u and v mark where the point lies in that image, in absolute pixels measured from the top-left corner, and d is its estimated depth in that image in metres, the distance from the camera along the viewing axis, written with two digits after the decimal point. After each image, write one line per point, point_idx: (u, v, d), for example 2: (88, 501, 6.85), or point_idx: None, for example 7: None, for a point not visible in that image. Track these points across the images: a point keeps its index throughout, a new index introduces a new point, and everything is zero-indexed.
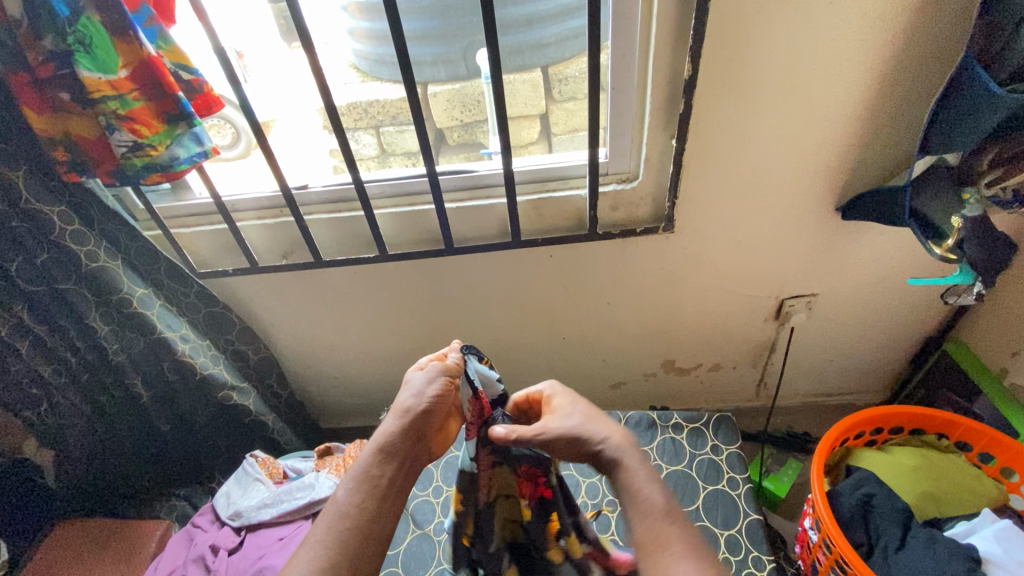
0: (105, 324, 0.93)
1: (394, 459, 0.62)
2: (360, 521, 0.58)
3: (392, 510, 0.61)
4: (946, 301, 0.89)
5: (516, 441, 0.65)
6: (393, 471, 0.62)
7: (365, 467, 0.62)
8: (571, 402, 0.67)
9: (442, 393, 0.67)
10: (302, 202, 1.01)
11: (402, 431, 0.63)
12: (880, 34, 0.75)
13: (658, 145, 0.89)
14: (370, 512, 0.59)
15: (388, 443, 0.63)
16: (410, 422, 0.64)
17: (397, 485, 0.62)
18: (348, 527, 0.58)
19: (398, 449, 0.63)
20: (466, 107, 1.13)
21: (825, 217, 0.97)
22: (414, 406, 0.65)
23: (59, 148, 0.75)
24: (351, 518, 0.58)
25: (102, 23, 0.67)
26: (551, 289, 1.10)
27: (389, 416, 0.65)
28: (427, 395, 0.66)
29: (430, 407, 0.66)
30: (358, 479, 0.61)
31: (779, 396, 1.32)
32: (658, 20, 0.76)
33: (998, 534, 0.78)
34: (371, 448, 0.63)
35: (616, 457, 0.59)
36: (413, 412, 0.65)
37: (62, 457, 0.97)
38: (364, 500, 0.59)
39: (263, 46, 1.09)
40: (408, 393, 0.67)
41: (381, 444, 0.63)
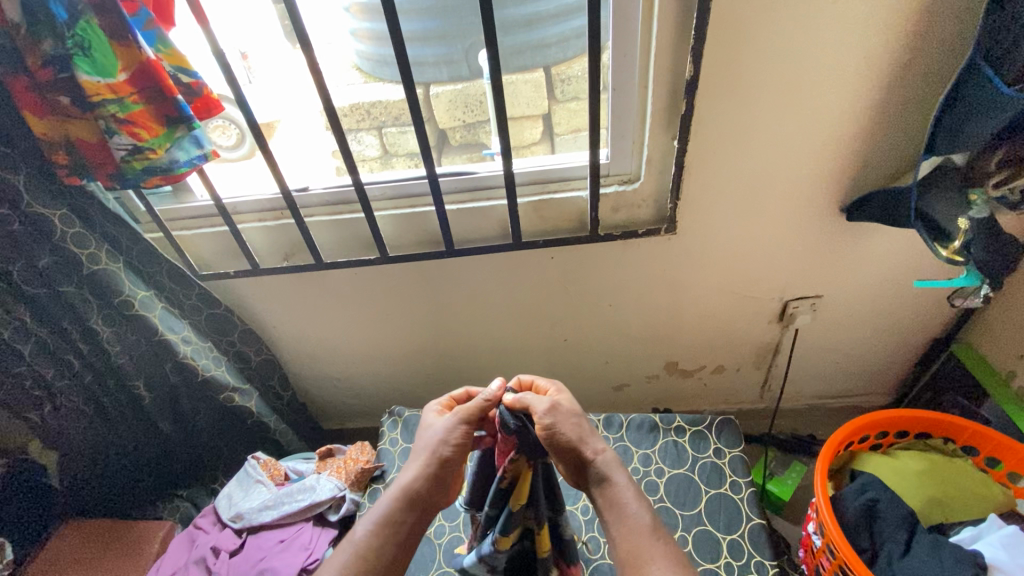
0: (107, 327, 0.93)
1: (416, 505, 0.63)
2: (376, 565, 0.60)
3: (407, 554, 0.62)
4: (953, 304, 0.88)
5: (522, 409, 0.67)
6: (413, 517, 0.63)
7: (387, 511, 0.63)
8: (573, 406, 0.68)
9: (466, 438, 0.67)
10: (303, 204, 1.01)
11: (426, 478, 0.64)
12: (885, 33, 0.74)
13: (660, 147, 0.88)
14: (385, 557, 0.60)
15: (412, 489, 0.64)
16: (434, 469, 0.65)
17: (415, 532, 0.63)
18: (364, 569, 0.59)
19: (420, 496, 0.64)
20: (469, 107, 1.15)
21: (829, 218, 0.96)
22: (439, 452, 0.66)
23: (59, 152, 0.76)
24: (369, 563, 0.59)
25: (100, 26, 0.67)
26: (552, 291, 1.10)
27: (415, 461, 0.66)
28: (452, 441, 0.66)
29: (454, 451, 0.66)
30: (380, 523, 0.62)
31: (784, 398, 1.31)
32: (659, 21, 0.75)
33: (1005, 541, 0.76)
34: (394, 493, 0.64)
35: (606, 475, 0.62)
36: (437, 457, 0.65)
37: (65, 457, 0.98)
38: (383, 544, 0.61)
39: (268, 47, 1.09)
40: (434, 436, 0.67)
41: (404, 488, 0.64)
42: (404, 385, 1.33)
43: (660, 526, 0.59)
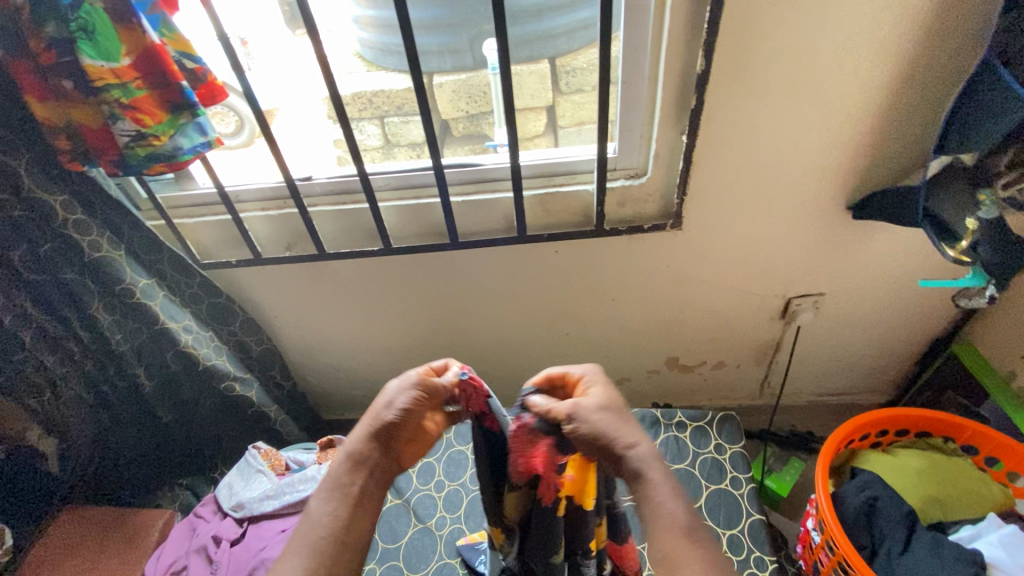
0: (107, 315, 0.92)
1: (364, 467, 0.62)
2: (332, 528, 0.58)
3: (365, 519, 0.60)
4: (957, 303, 0.87)
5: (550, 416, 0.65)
6: (362, 480, 0.61)
7: (335, 476, 0.61)
8: (603, 394, 0.64)
9: (412, 403, 0.65)
10: (306, 194, 1.00)
11: (370, 440, 0.63)
12: (899, 30, 0.73)
13: (667, 141, 0.87)
14: (342, 536, 0.58)
15: (361, 452, 0.62)
16: (377, 431, 0.63)
17: (365, 496, 0.61)
18: (324, 535, 0.57)
19: (368, 458, 0.62)
20: (472, 98, 1.13)
21: (835, 216, 0.95)
22: (382, 416, 0.64)
23: (61, 136, 0.75)
24: (325, 531, 0.57)
25: (104, 10, 0.66)
26: (556, 285, 1.10)
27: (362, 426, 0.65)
28: (397, 407, 0.64)
29: (398, 417, 0.64)
30: (330, 488, 0.60)
31: (783, 395, 1.32)
32: (671, 14, 0.74)
33: (1003, 540, 0.78)
34: (341, 457, 0.63)
35: (639, 469, 0.57)
36: (380, 422, 0.64)
37: (65, 444, 0.97)
38: (337, 508, 0.59)
39: (267, 34, 1.08)
40: (378, 403, 0.66)
41: (350, 454, 0.62)
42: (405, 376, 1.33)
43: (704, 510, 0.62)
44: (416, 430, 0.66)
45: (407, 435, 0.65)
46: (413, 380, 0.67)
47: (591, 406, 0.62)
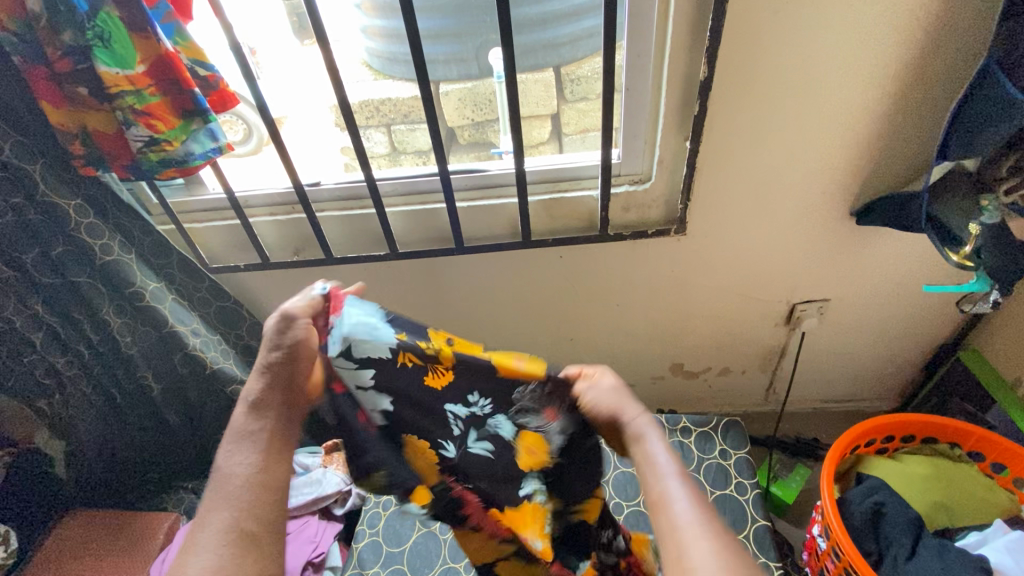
0: (117, 317, 0.93)
1: (265, 414, 0.56)
2: (257, 485, 0.52)
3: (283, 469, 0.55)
4: (962, 309, 0.87)
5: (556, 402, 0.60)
6: (268, 424, 0.55)
7: (239, 428, 0.55)
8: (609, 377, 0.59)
9: (295, 338, 0.58)
10: (314, 199, 1.01)
11: (266, 386, 0.57)
12: (900, 37, 0.74)
13: (671, 147, 0.88)
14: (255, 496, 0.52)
15: (263, 392, 0.56)
16: (269, 375, 0.57)
17: (279, 444, 0.55)
18: (240, 486, 0.52)
19: (266, 401, 0.56)
20: (478, 106, 1.14)
21: (839, 222, 0.96)
22: (267, 359, 0.57)
23: (76, 142, 0.76)
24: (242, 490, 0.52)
25: (120, 18, 0.67)
26: (560, 290, 1.10)
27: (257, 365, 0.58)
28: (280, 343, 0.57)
29: (289, 355, 0.57)
30: (235, 441, 0.54)
31: (788, 401, 1.32)
32: (674, 21, 0.75)
33: (1009, 546, 0.77)
34: (240, 406, 0.56)
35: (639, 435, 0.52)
36: (271, 364, 0.57)
37: (73, 446, 0.98)
38: (250, 460, 0.53)
39: (274, 44, 1.11)
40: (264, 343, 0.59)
41: (248, 403, 0.56)
42: None
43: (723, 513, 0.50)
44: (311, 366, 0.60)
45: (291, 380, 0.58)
46: (293, 313, 0.59)
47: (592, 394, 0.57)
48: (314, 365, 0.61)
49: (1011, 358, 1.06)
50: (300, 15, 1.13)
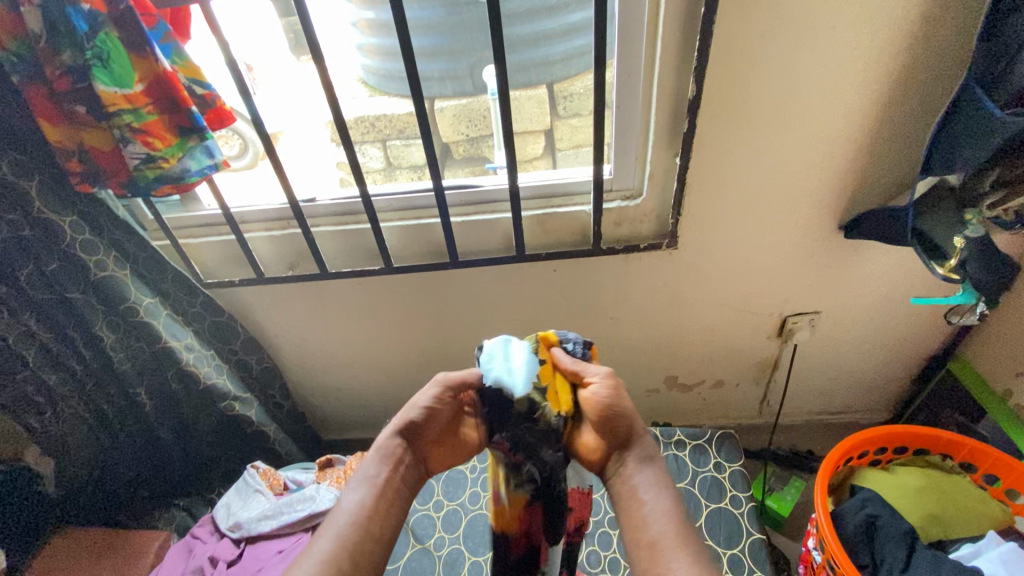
0: (111, 333, 0.93)
1: (391, 461, 0.62)
2: (361, 523, 0.58)
3: (387, 515, 0.59)
4: (948, 320, 0.89)
5: (574, 372, 0.66)
6: (388, 473, 0.61)
7: (364, 469, 0.62)
8: (615, 389, 0.64)
9: (432, 407, 0.64)
10: (309, 215, 1.02)
11: (396, 435, 0.64)
12: (880, 57, 0.76)
13: (662, 163, 0.90)
14: (372, 511, 0.59)
15: (418, 417, 0.64)
16: (403, 427, 0.64)
17: (391, 500, 0.60)
18: (350, 525, 0.57)
19: (396, 453, 0.63)
20: (472, 122, 1.16)
21: (828, 235, 0.97)
22: (407, 417, 0.64)
23: (72, 159, 0.77)
24: (355, 521, 0.58)
25: (119, 39, 0.69)
26: (554, 304, 1.11)
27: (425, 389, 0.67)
28: (420, 403, 0.65)
29: (422, 418, 0.64)
30: (359, 480, 0.61)
31: (782, 413, 1.32)
32: (663, 42, 0.77)
33: (1003, 557, 0.77)
34: (371, 451, 0.63)
35: (649, 455, 0.62)
36: (410, 421, 0.64)
37: (64, 463, 0.96)
38: (365, 500, 0.59)
39: (275, 61, 1.15)
40: (408, 404, 0.66)
41: (379, 447, 0.63)
42: (404, 395, 1.33)
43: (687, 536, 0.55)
44: (441, 433, 0.66)
45: (439, 430, 0.66)
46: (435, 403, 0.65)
47: (606, 398, 0.63)
48: (435, 439, 0.66)
49: (999, 367, 1.06)
50: (297, 31, 1.15)
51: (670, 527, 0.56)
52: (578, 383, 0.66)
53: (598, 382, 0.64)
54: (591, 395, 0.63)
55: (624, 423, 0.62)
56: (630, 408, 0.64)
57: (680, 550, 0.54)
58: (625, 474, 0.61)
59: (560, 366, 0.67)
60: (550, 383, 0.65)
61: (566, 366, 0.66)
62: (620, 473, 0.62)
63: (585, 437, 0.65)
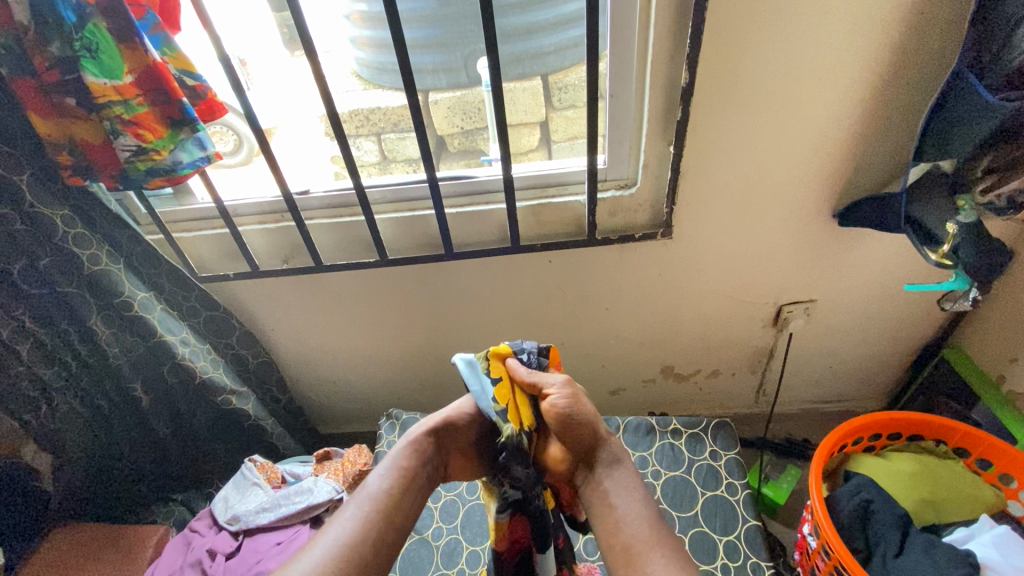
0: (106, 328, 0.93)
1: (422, 456, 0.66)
2: (388, 503, 0.60)
3: (411, 505, 0.61)
4: (942, 307, 0.88)
5: (532, 384, 0.69)
6: (417, 466, 0.64)
7: (395, 458, 0.65)
8: (575, 397, 0.67)
9: (469, 417, 0.71)
10: (303, 207, 1.02)
11: (431, 434, 0.68)
12: (872, 43, 0.76)
13: (656, 152, 0.89)
14: (397, 496, 0.61)
15: (452, 420, 0.70)
16: (438, 428, 0.69)
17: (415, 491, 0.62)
18: (377, 507, 0.59)
19: (427, 449, 0.66)
20: (467, 115, 1.15)
21: (822, 223, 0.97)
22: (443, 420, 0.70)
23: (63, 153, 0.76)
24: (382, 502, 0.60)
25: (108, 30, 0.68)
26: (550, 295, 1.11)
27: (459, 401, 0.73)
28: (458, 410, 0.71)
29: (458, 424, 0.70)
30: (391, 467, 0.63)
31: (778, 402, 1.33)
32: (656, 29, 0.76)
33: (996, 539, 0.78)
34: (403, 443, 0.67)
35: (618, 458, 0.64)
36: (445, 424, 0.69)
37: (61, 460, 0.96)
38: (393, 486, 0.61)
39: (268, 55, 1.11)
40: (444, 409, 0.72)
41: (410, 440, 0.67)
42: (401, 388, 1.33)
43: (661, 532, 0.57)
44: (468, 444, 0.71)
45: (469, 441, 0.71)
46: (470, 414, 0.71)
47: (565, 405, 0.66)
48: (460, 449, 0.70)
49: (992, 353, 1.07)
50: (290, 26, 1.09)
51: (644, 526, 0.57)
52: (537, 395, 0.69)
53: (555, 392, 0.67)
54: (550, 404, 0.67)
55: (589, 429, 0.65)
56: (589, 413, 0.67)
57: (656, 550, 0.55)
58: (595, 479, 0.63)
59: (518, 379, 0.70)
60: (510, 400, 0.69)
61: (525, 379, 0.70)
62: (589, 479, 0.64)
63: (552, 448, 0.69)
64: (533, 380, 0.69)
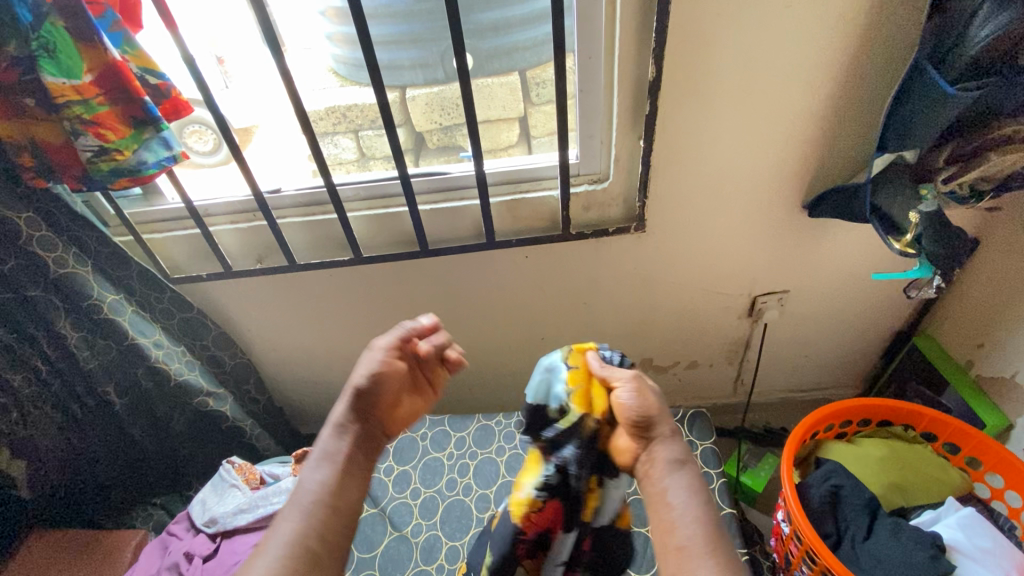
0: (75, 331, 0.92)
1: (348, 435, 0.64)
2: (325, 496, 0.60)
3: (353, 486, 0.62)
4: (907, 295, 0.90)
5: (603, 376, 0.69)
6: (348, 445, 0.64)
7: (323, 447, 0.64)
8: (644, 394, 0.65)
9: (383, 370, 0.67)
10: (275, 206, 1.01)
11: (350, 410, 0.66)
12: (834, 36, 0.77)
13: (626, 146, 0.90)
14: (332, 485, 0.61)
15: (367, 384, 0.67)
16: (354, 400, 0.66)
17: (352, 469, 0.63)
18: (315, 502, 0.59)
19: (353, 425, 0.65)
20: (446, 111, 1.14)
21: (793, 214, 0.98)
22: (355, 387, 0.67)
23: (24, 154, 0.75)
24: (320, 495, 0.60)
25: (66, 29, 0.67)
26: (527, 290, 1.11)
27: (364, 360, 0.69)
28: (365, 371, 0.67)
29: (370, 385, 0.66)
30: (320, 459, 0.63)
31: (756, 392, 1.34)
32: (621, 24, 0.77)
33: (961, 522, 0.80)
34: (327, 429, 0.65)
35: (677, 458, 0.62)
36: (358, 391, 0.66)
37: (35, 466, 0.95)
38: (326, 476, 0.61)
39: (245, 49, 1.08)
40: (356, 373, 0.68)
41: (335, 424, 0.65)
42: None
43: (718, 539, 0.55)
44: (395, 396, 0.68)
45: (393, 393, 0.68)
46: (386, 361, 0.68)
47: (630, 401, 0.65)
48: (387, 404, 0.68)
49: (962, 340, 1.09)
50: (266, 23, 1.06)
51: (701, 532, 0.55)
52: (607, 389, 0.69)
53: (624, 386, 0.66)
54: (618, 399, 0.66)
55: (654, 426, 0.63)
56: (656, 410, 0.65)
57: (711, 556, 0.53)
58: (654, 476, 0.61)
59: (591, 372, 0.70)
60: (579, 386, 0.69)
61: (596, 371, 0.70)
62: (648, 474, 0.62)
63: (619, 440, 0.66)
64: (605, 372, 0.69)
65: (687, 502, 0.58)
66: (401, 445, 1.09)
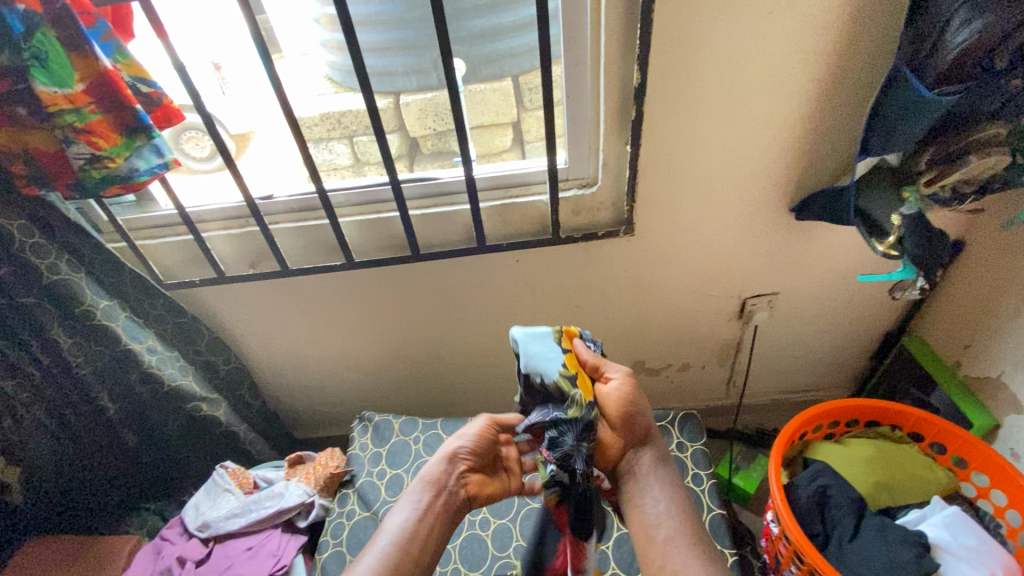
0: (68, 337, 0.92)
1: (434, 488, 0.74)
2: (411, 546, 0.69)
3: (431, 538, 0.71)
4: (893, 297, 0.90)
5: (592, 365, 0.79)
6: (437, 499, 0.74)
7: (412, 495, 0.74)
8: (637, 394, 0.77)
9: (482, 434, 0.81)
10: (267, 212, 1.02)
11: (443, 464, 0.76)
12: (815, 42, 0.78)
13: (614, 151, 0.91)
14: (417, 537, 0.70)
15: (461, 446, 0.79)
16: (449, 456, 0.77)
17: (435, 522, 0.72)
18: (404, 550, 0.68)
19: (438, 478, 0.75)
20: (439, 116, 1.14)
21: (780, 217, 1.00)
22: (462, 447, 0.78)
23: (18, 163, 0.76)
24: (403, 545, 0.69)
25: (57, 38, 0.68)
26: (519, 294, 1.12)
27: (465, 429, 0.82)
28: (469, 436, 0.80)
29: (472, 445, 0.79)
30: (417, 508, 0.72)
31: (748, 394, 1.35)
32: (606, 31, 0.78)
33: (946, 521, 0.81)
34: (418, 480, 0.75)
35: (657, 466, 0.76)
36: (458, 454, 0.78)
37: (30, 473, 0.95)
38: (416, 527, 0.71)
39: (242, 52, 1.07)
40: (458, 437, 0.81)
41: (423, 479, 0.75)
42: (377, 391, 1.33)
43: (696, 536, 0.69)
44: (489, 461, 0.82)
45: (481, 459, 0.80)
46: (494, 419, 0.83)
47: (618, 395, 0.75)
48: (473, 469, 0.79)
49: (950, 341, 1.10)
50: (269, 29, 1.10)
51: (681, 526, 0.70)
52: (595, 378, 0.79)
53: (615, 379, 0.77)
54: (606, 394, 0.76)
55: (640, 423, 0.76)
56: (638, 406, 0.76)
57: (691, 549, 0.67)
58: (638, 475, 0.75)
59: (581, 358, 0.79)
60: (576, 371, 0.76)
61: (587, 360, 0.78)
62: (631, 471, 0.76)
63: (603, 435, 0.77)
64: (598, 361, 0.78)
65: (670, 511, 0.71)
66: (394, 449, 1.09)
